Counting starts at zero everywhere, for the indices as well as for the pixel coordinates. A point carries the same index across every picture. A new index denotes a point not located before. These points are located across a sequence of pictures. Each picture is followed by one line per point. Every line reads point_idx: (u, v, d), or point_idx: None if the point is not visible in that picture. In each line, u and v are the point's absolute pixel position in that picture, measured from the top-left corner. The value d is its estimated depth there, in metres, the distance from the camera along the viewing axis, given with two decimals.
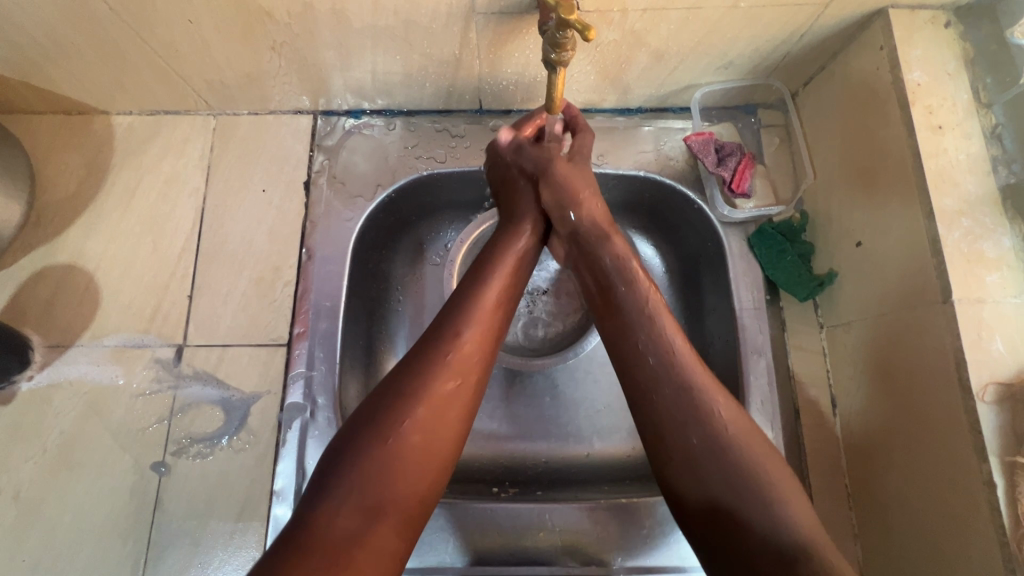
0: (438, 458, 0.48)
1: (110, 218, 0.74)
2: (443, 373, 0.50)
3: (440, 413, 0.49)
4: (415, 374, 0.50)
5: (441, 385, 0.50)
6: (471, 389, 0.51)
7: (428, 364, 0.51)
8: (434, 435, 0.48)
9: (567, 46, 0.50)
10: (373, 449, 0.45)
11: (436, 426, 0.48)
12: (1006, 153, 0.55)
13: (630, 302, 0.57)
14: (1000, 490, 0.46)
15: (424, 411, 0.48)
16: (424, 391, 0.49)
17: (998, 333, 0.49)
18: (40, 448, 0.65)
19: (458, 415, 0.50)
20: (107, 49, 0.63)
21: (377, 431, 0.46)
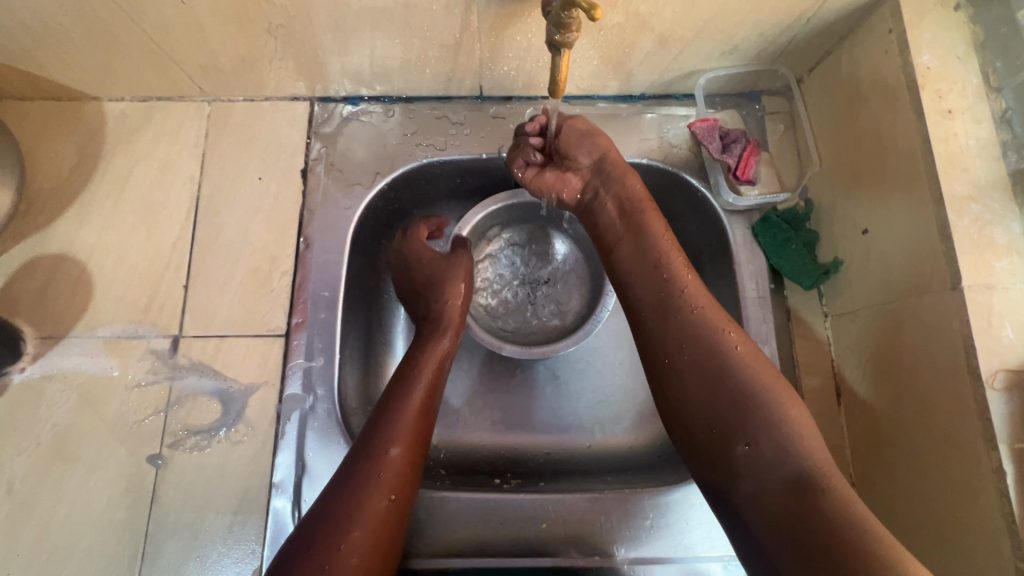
0: (402, 509, 0.55)
1: (102, 207, 0.72)
2: (393, 439, 0.56)
3: (396, 472, 0.55)
4: (374, 438, 0.56)
5: (392, 449, 0.56)
6: (418, 445, 0.58)
7: (380, 432, 0.57)
8: (395, 493, 0.54)
9: (571, 26, 0.49)
10: (350, 510, 0.51)
11: (396, 486, 0.54)
12: (1016, 138, 0.54)
13: (656, 259, 0.58)
14: (1009, 477, 0.46)
15: (382, 477, 0.54)
16: (378, 456, 0.55)
17: (1008, 320, 0.49)
18: (33, 441, 0.64)
19: (413, 468, 0.56)
20: (97, 32, 0.61)
21: (352, 493, 0.52)
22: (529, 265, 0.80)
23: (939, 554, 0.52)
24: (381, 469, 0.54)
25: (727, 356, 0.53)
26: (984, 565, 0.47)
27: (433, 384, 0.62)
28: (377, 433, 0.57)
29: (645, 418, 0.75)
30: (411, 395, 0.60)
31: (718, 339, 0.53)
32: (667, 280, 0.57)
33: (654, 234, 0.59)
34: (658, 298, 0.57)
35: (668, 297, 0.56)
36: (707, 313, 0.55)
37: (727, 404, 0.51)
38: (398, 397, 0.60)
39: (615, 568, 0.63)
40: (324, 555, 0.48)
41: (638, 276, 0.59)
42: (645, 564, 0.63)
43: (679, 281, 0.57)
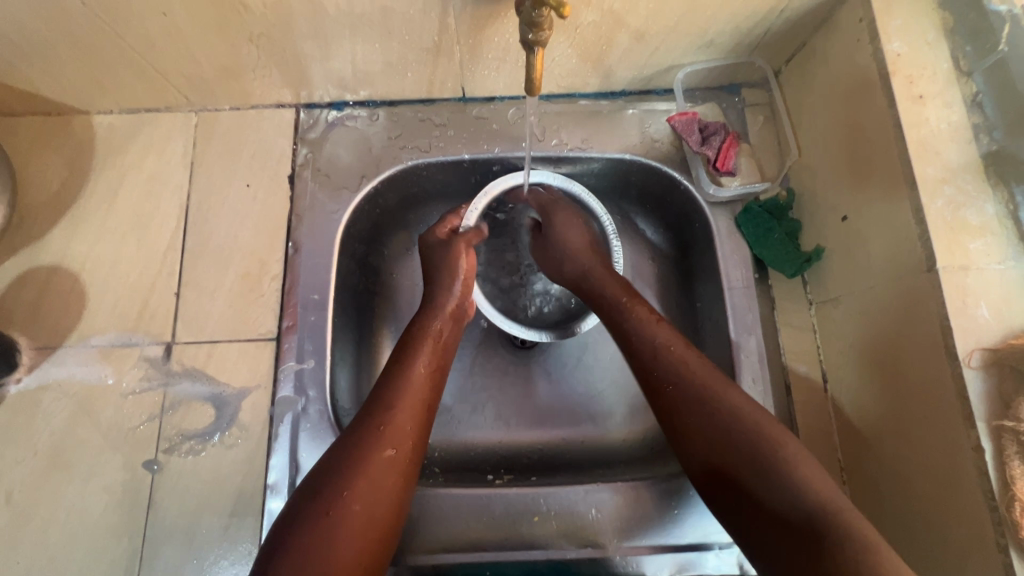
0: (407, 464, 0.53)
1: (94, 218, 0.73)
2: (398, 398, 0.55)
3: (400, 427, 0.54)
4: (378, 398, 0.56)
5: (396, 406, 0.55)
6: (422, 404, 0.57)
7: (383, 390, 0.56)
8: (400, 446, 0.53)
9: (543, 25, 0.50)
10: (353, 461, 0.50)
11: (400, 441, 0.53)
12: (987, 121, 0.55)
13: (655, 349, 0.59)
14: (988, 455, 0.46)
15: (385, 429, 0.53)
16: (379, 411, 0.54)
17: (983, 299, 0.49)
18: (31, 450, 0.65)
19: (418, 427, 0.55)
20: (83, 46, 0.62)
21: (355, 445, 0.52)
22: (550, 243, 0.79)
23: (926, 531, 0.52)
24: (383, 421, 0.53)
25: (728, 421, 0.53)
26: (969, 545, 0.48)
27: (436, 353, 0.61)
28: (378, 394, 0.56)
29: (637, 412, 0.76)
30: (415, 357, 0.59)
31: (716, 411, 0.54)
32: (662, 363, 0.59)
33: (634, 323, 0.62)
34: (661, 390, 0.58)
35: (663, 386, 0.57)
36: (703, 387, 0.55)
37: (736, 460, 0.51)
38: (402, 366, 0.59)
39: (608, 559, 0.63)
40: (327, 502, 0.48)
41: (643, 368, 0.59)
42: (636, 554, 0.63)
43: (679, 360, 0.58)
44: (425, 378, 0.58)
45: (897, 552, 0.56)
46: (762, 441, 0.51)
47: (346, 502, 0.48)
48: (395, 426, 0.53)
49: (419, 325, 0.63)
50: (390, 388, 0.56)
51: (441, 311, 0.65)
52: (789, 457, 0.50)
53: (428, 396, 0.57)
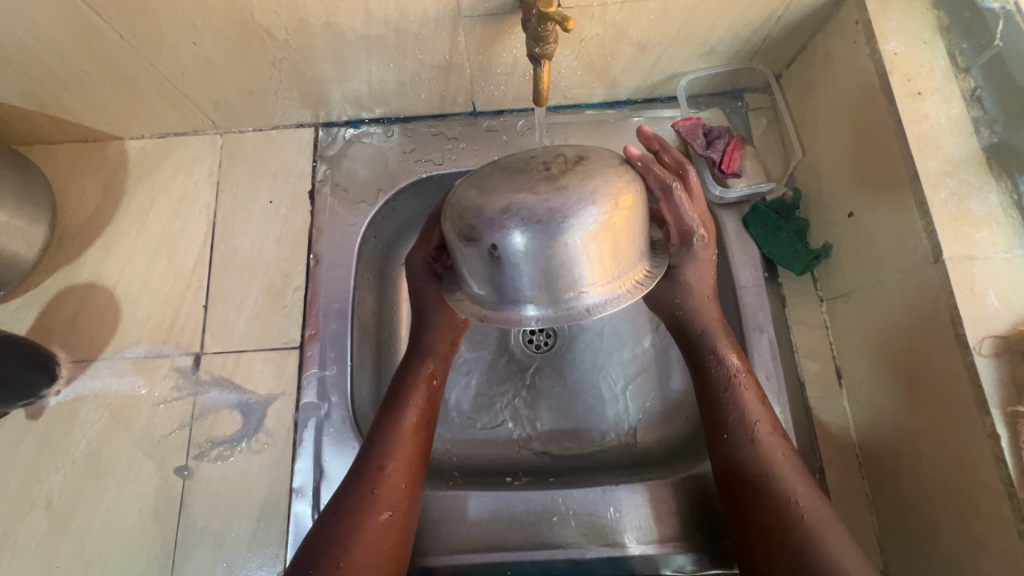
0: (403, 522, 0.56)
1: (127, 237, 0.77)
2: (393, 458, 0.57)
3: (393, 488, 0.56)
4: (369, 457, 0.57)
5: (388, 466, 0.57)
6: (414, 459, 0.59)
7: (373, 447, 0.58)
8: (395, 507, 0.55)
9: (549, 39, 0.53)
10: (350, 528, 0.53)
11: (394, 502, 0.56)
12: (987, 114, 0.56)
13: (749, 427, 0.58)
14: (1005, 441, 0.47)
15: (379, 492, 0.55)
16: (373, 473, 0.56)
17: (991, 288, 0.50)
18: (69, 459, 0.68)
19: (412, 484, 0.57)
20: (119, 76, 0.67)
21: (351, 509, 0.54)
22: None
23: (948, 520, 0.52)
24: (377, 483, 0.56)
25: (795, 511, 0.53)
26: (991, 532, 0.48)
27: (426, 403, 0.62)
28: (369, 451, 0.58)
29: (653, 414, 0.77)
30: (402, 406, 0.60)
31: (792, 496, 0.54)
32: (752, 438, 0.57)
33: (733, 386, 0.60)
34: (731, 460, 0.57)
35: (743, 454, 0.57)
36: (782, 470, 0.55)
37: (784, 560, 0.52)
38: (392, 421, 0.59)
39: (627, 557, 0.64)
40: (327, 572, 0.50)
41: (722, 431, 0.59)
42: (656, 548, 0.64)
43: (767, 439, 0.57)
44: (412, 435, 0.59)
45: (919, 543, 0.56)
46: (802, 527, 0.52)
47: (345, 572, 0.50)
48: (388, 492, 0.55)
49: (411, 373, 0.63)
50: (378, 449, 0.58)
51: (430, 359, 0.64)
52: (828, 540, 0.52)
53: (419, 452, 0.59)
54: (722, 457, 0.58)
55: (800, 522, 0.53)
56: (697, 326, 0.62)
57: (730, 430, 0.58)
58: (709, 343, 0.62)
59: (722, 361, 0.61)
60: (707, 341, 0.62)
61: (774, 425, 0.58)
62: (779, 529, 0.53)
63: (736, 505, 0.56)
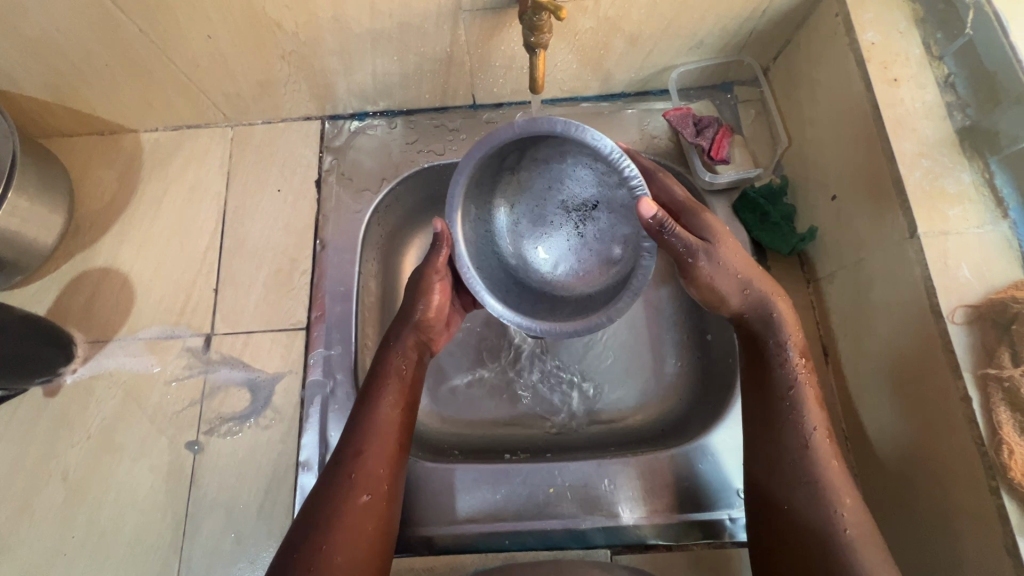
0: (385, 503, 0.57)
1: (141, 224, 0.80)
2: (370, 442, 0.58)
3: (371, 471, 0.56)
4: (347, 443, 0.58)
5: (365, 450, 0.57)
6: (392, 444, 0.59)
7: (351, 432, 0.59)
8: (374, 491, 0.56)
9: (544, 28, 0.56)
10: (329, 511, 0.54)
11: (374, 486, 0.56)
12: (960, 99, 0.59)
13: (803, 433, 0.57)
14: (976, 403, 0.49)
15: (356, 477, 0.56)
16: (349, 458, 0.57)
17: (963, 261, 0.53)
18: (85, 434, 0.70)
19: (391, 468, 0.58)
20: (137, 69, 0.70)
21: (332, 493, 0.55)
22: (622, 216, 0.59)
23: (925, 483, 0.55)
24: (354, 468, 0.56)
25: (834, 513, 0.53)
26: (965, 491, 0.50)
27: (400, 389, 0.62)
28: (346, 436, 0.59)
29: (648, 395, 0.79)
30: (372, 388, 0.61)
31: (834, 496, 0.54)
32: (806, 445, 0.56)
33: (792, 390, 0.59)
34: (777, 457, 0.57)
35: (791, 452, 0.57)
36: (829, 470, 0.55)
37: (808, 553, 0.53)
38: (366, 409, 0.60)
39: (622, 528, 0.66)
40: (309, 554, 0.51)
41: (775, 429, 0.58)
42: (648, 519, 0.66)
43: (821, 446, 0.56)
44: (388, 423, 0.59)
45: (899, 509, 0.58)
46: (836, 524, 0.53)
47: (326, 554, 0.52)
48: (365, 478, 0.56)
49: (381, 361, 0.63)
50: (352, 437, 0.58)
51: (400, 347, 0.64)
52: (857, 545, 0.52)
53: (397, 437, 0.59)
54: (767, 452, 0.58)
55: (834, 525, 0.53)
56: (761, 320, 0.61)
57: (783, 427, 0.58)
58: (773, 337, 0.61)
59: (787, 362, 0.60)
60: (773, 335, 0.61)
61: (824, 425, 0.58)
62: (808, 526, 0.54)
63: (771, 497, 0.57)
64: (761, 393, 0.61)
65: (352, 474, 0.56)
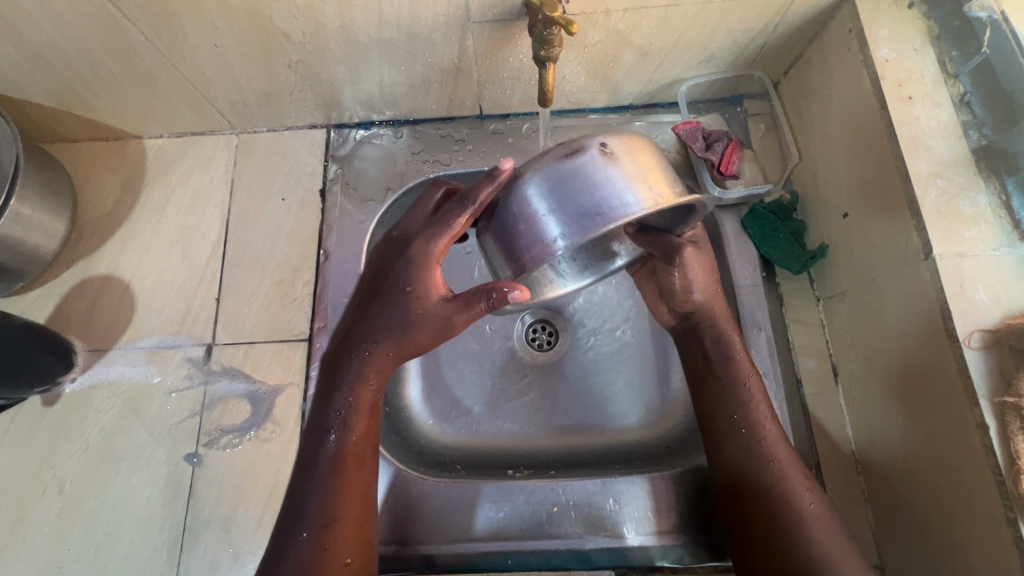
0: (364, 559, 0.54)
1: (143, 231, 0.80)
2: (339, 500, 0.54)
3: (339, 536, 0.53)
4: (315, 510, 0.53)
5: (337, 515, 0.53)
6: (364, 499, 0.55)
7: (306, 502, 0.54)
8: (354, 551, 0.53)
9: (553, 42, 0.56)
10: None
11: (354, 546, 0.53)
12: (976, 118, 0.58)
13: (759, 433, 0.59)
14: (993, 431, 0.48)
15: (332, 545, 0.52)
16: (315, 530, 0.53)
17: (980, 284, 0.52)
18: (83, 444, 0.70)
19: (364, 525, 0.55)
20: (142, 76, 0.70)
21: (311, 560, 0.51)
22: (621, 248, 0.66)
23: (939, 511, 0.54)
24: (329, 536, 0.52)
25: (800, 514, 0.55)
26: (981, 525, 0.49)
27: (365, 437, 0.57)
28: (301, 509, 0.53)
29: (653, 412, 0.78)
30: (325, 443, 0.56)
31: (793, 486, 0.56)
32: (763, 442, 0.59)
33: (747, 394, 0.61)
34: (742, 454, 0.59)
35: (752, 451, 0.58)
36: (786, 460, 0.58)
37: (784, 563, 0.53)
38: (328, 471, 0.54)
39: (626, 548, 0.65)
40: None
41: (736, 430, 0.60)
42: (650, 541, 0.65)
43: (775, 445, 0.59)
44: (355, 479, 0.55)
45: (912, 538, 0.57)
46: (806, 520, 0.54)
47: None
48: (342, 544, 0.53)
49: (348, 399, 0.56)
50: (319, 502, 0.53)
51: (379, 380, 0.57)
52: (822, 536, 0.54)
53: (366, 492, 0.56)
54: (726, 456, 0.60)
55: (800, 528, 0.54)
56: (713, 333, 0.65)
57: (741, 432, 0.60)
58: (726, 353, 0.64)
59: (735, 367, 0.63)
60: (723, 348, 0.64)
61: (776, 424, 0.61)
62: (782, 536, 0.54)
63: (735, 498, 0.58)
64: (719, 391, 0.63)
65: (327, 543, 0.52)
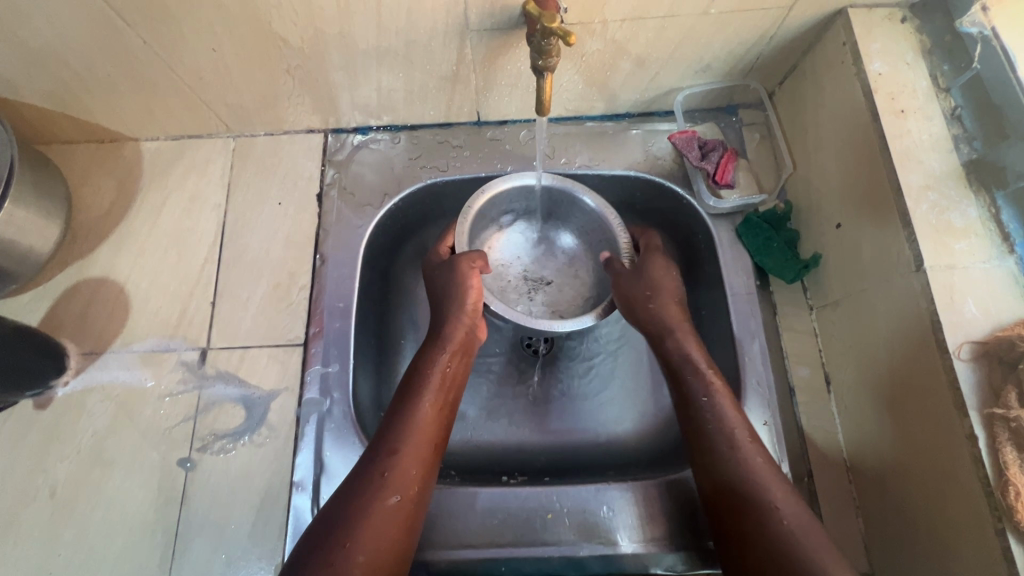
0: (412, 507, 0.56)
1: (138, 234, 0.80)
2: (403, 437, 0.58)
3: (405, 475, 0.56)
4: (383, 442, 0.58)
5: (401, 450, 0.57)
6: (430, 446, 0.59)
7: (390, 432, 0.59)
8: (405, 492, 0.55)
9: (552, 52, 0.56)
10: (354, 507, 0.53)
11: (404, 487, 0.55)
12: (967, 132, 0.59)
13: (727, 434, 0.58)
14: (982, 442, 0.49)
15: (390, 475, 0.55)
16: (385, 458, 0.56)
17: (969, 296, 0.53)
18: (75, 448, 0.69)
19: (423, 471, 0.57)
20: (140, 79, 0.70)
21: (364, 488, 0.54)
22: (570, 286, 0.80)
23: (929, 519, 0.54)
24: (388, 467, 0.56)
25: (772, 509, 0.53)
26: (970, 533, 0.50)
27: (441, 391, 0.63)
28: (384, 440, 0.58)
29: (647, 418, 0.78)
30: (422, 397, 0.61)
31: (770, 498, 0.54)
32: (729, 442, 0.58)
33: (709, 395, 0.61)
34: (710, 451, 0.58)
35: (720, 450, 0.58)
36: (758, 473, 0.55)
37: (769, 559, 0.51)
38: (406, 407, 0.60)
39: (620, 555, 0.65)
40: (331, 552, 0.50)
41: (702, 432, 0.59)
42: (646, 551, 0.65)
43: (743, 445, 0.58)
44: (423, 425, 0.59)
45: (902, 546, 0.58)
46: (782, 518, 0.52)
47: (351, 551, 0.50)
48: (398, 477, 0.56)
49: (427, 358, 0.65)
50: (387, 437, 0.58)
51: (444, 347, 0.65)
52: (807, 542, 0.51)
53: (435, 438, 0.60)
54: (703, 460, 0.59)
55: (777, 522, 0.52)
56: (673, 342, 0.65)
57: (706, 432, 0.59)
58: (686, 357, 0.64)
59: (699, 372, 0.62)
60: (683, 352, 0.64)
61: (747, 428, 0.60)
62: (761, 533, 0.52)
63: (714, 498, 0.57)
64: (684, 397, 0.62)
65: (385, 474, 0.55)
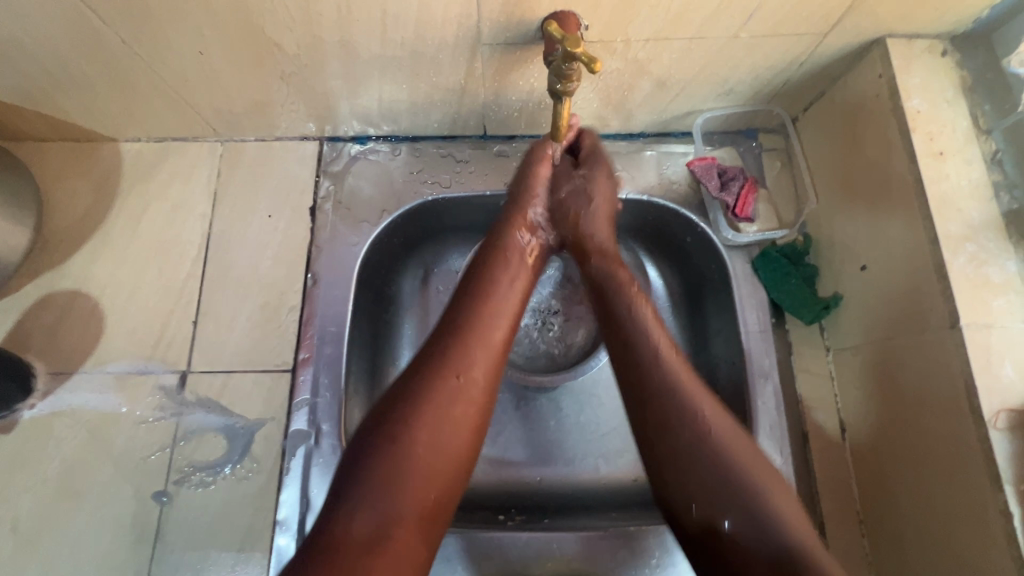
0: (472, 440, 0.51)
1: (116, 244, 0.74)
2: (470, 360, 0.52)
3: (468, 406, 0.50)
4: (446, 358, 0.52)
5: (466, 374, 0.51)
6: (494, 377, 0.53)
7: (457, 349, 0.53)
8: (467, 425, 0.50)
9: (572, 76, 0.52)
10: (404, 466, 0.46)
11: (467, 421, 0.50)
12: (1007, 179, 0.56)
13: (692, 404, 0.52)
14: (1016, 518, 0.47)
15: (457, 401, 0.50)
16: (446, 409, 0.49)
17: (1007, 359, 0.50)
18: (41, 477, 0.64)
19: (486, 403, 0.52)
20: (120, 80, 0.64)
21: (425, 409, 0.49)
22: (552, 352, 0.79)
23: None
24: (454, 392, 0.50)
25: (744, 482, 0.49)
26: None
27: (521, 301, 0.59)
28: (440, 384, 0.50)
29: None
30: (498, 322, 0.56)
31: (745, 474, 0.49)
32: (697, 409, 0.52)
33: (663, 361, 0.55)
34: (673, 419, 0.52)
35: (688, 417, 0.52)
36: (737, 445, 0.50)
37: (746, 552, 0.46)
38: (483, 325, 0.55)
39: None
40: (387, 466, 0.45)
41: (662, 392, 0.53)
42: None
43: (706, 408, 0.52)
44: (489, 348, 0.54)
45: None
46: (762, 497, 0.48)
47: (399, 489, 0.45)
48: (458, 403, 0.50)
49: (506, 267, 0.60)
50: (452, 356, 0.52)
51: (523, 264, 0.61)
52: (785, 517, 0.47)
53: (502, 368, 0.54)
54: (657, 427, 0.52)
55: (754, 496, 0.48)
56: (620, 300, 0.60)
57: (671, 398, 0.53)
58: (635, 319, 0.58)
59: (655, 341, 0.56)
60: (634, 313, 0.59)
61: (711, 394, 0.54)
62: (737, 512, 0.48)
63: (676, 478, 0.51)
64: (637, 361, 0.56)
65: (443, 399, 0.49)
